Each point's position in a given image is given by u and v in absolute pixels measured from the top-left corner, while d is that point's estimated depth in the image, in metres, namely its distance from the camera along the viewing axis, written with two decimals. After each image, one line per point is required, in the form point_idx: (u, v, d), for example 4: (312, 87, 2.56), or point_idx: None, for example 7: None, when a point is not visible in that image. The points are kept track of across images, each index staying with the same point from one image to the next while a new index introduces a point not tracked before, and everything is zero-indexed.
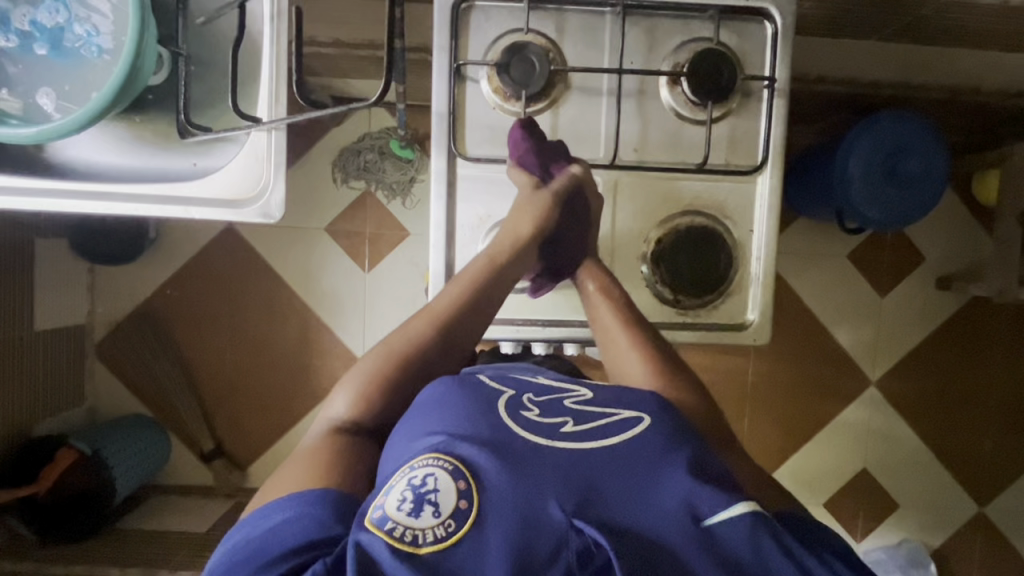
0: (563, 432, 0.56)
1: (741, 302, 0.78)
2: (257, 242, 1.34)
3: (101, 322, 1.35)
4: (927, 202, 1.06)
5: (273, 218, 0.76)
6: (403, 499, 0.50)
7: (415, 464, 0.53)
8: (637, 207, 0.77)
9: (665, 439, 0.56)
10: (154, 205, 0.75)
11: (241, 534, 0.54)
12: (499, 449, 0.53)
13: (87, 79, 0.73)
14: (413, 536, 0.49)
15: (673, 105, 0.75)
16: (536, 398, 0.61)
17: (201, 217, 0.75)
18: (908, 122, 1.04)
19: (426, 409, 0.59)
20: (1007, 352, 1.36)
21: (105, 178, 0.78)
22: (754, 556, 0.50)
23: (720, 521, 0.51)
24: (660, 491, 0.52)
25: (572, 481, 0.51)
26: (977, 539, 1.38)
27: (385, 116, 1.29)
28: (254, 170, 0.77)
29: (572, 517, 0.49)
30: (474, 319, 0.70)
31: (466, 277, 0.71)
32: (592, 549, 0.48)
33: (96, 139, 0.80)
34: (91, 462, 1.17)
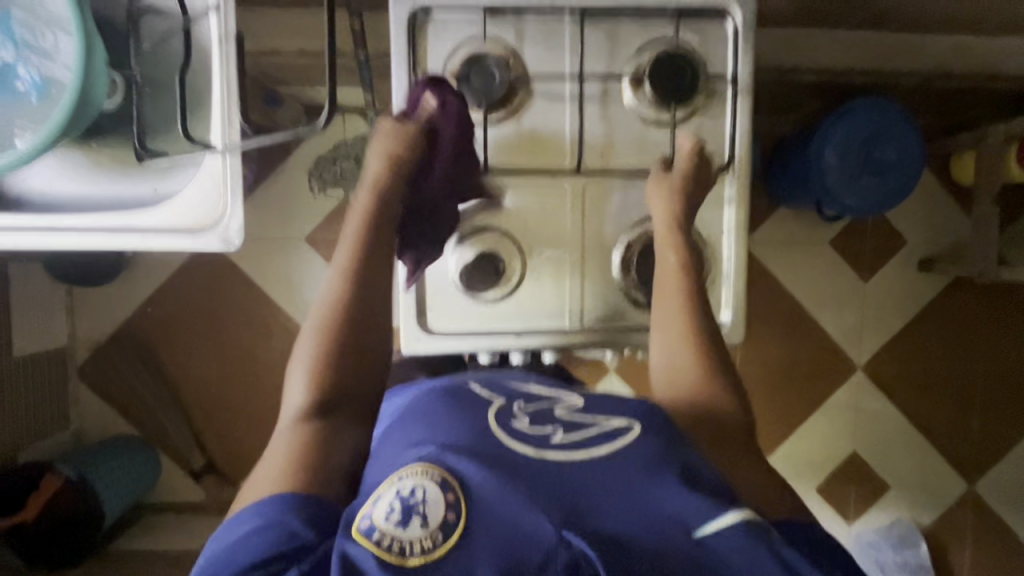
0: (553, 442, 0.56)
1: (715, 302, 0.78)
2: (236, 257, 1.33)
3: (83, 345, 1.34)
4: (905, 187, 1.06)
5: (233, 245, 0.74)
6: (391, 510, 0.49)
7: (404, 474, 0.52)
8: (606, 211, 0.77)
9: (657, 448, 0.55)
10: (111, 235, 0.74)
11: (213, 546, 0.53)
12: (487, 460, 0.53)
13: (33, 113, 0.72)
14: (401, 547, 0.48)
15: (637, 107, 0.75)
16: (527, 407, 0.62)
17: (160, 246, 0.74)
18: (875, 108, 1.04)
19: (419, 419, 0.61)
20: (990, 330, 1.38)
21: (66, 209, 0.78)
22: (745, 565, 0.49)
23: (713, 530, 0.50)
24: (651, 500, 0.51)
25: (559, 493, 0.51)
26: (967, 517, 1.40)
27: (359, 122, 1.28)
28: (212, 196, 0.75)
29: (560, 529, 0.48)
30: (387, 264, 0.69)
31: (358, 229, 0.69)
32: (582, 562, 0.47)
33: (56, 166, 0.79)
34: (79, 488, 1.15)
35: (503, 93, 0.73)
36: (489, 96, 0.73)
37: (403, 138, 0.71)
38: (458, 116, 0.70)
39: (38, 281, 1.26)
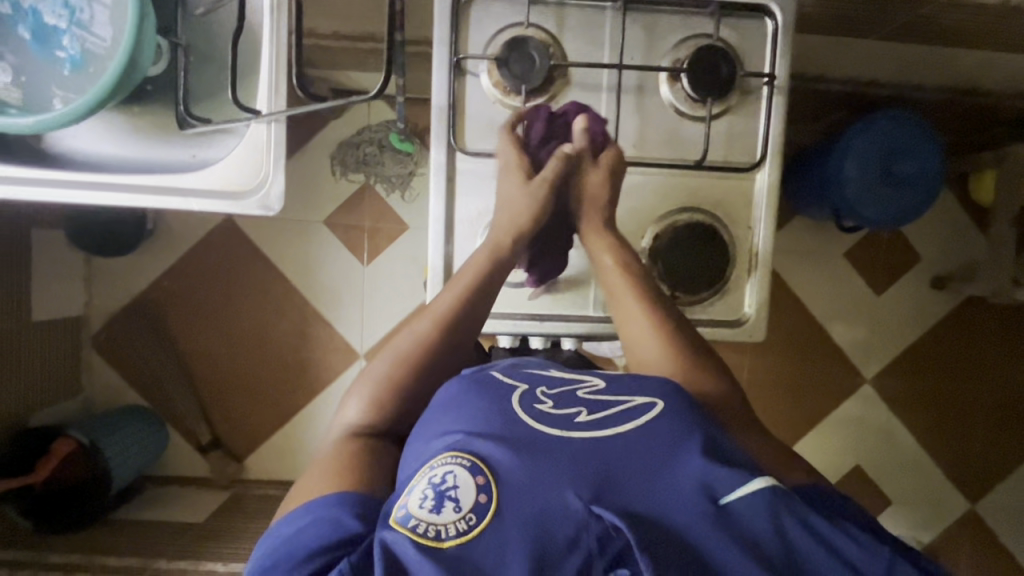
0: (577, 422, 0.57)
1: (739, 297, 0.79)
2: (254, 235, 1.34)
3: (98, 314, 1.35)
4: (925, 200, 1.06)
5: (272, 211, 0.77)
6: (425, 497, 0.50)
7: (435, 463, 0.53)
8: (634, 206, 0.78)
9: (678, 423, 0.56)
10: (154, 196, 0.75)
11: (271, 541, 0.54)
12: (514, 441, 0.53)
13: (68, 85, 0.74)
14: (435, 531, 0.48)
15: (673, 100, 0.76)
16: (551, 391, 0.62)
17: (201, 208, 0.77)
18: (909, 122, 1.05)
19: (444, 408, 0.59)
20: (1000, 350, 1.38)
21: (105, 168, 0.80)
22: (776, 534, 0.49)
23: (738, 498, 0.51)
24: (676, 473, 0.52)
25: (588, 470, 0.51)
26: (968, 536, 1.39)
27: (385, 109, 1.29)
28: (254, 161, 0.78)
29: (588, 504, 0.49)
30: (476, 320, 0.71)
31: (466, 273, 0.72)
32: (612, 534, 0.47)
33: (97, 129, 0.81)
34: (87, 453, 1.16)
35: (542, 79, 0.74)
36: (528, 81, 0.74)
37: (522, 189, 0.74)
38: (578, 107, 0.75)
39: (57, 248, 1.27)
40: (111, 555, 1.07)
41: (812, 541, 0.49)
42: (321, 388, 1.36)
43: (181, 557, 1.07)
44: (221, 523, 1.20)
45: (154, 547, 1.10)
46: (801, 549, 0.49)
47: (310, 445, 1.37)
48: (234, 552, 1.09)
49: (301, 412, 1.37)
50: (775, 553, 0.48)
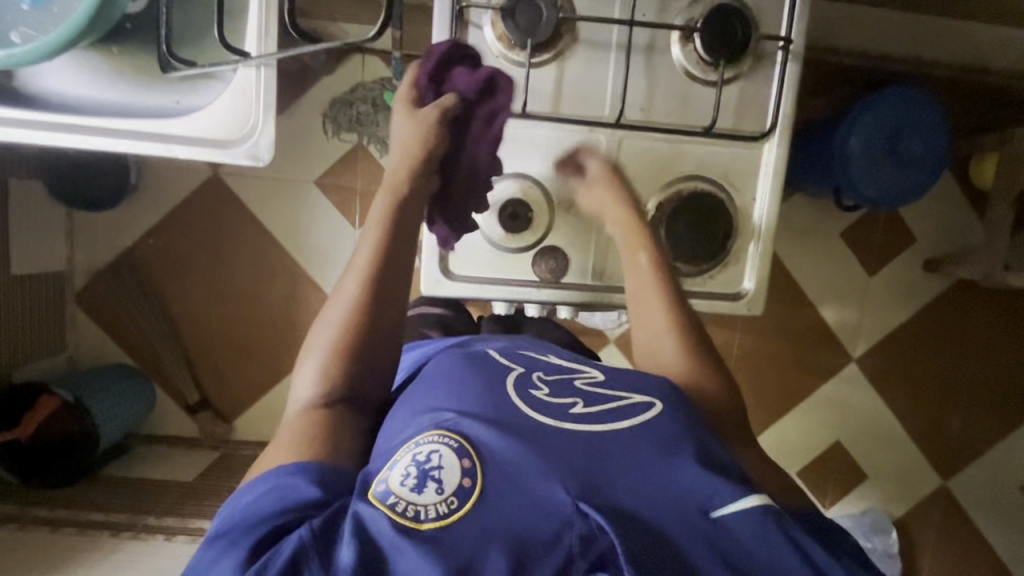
0: (572, 413, 0.57)
1: (738, 271, 0.78)
2: (243, 193, 1.30)
3: (81, 270, 1.31)
4: (925, 181, 1.05)
5: (262, 161, 0.76)
6: (407, 475, 0.50)
7: (421, 440, 0.52)
8: (638, 173, 0.77)
9: (676, 426, 0.56)
10: (137, 141, 0.73)
11: (231, 506, 0.54)
12: (508, 428, 0.53)
13: (26, 23, 0.69)
14: (415, 511, 0.48)
15: (684, 63, 0.74)
16: (546, 376, 0.62)
17: (185, 156, 0.74)
18: (904, 96, 1.03)
19: (441, 386, 0.60)
20: (984, 335, 1.40)
21: (81, 111, 0.76)
22: (761, 549, 0.49)
23: (731, 512, 0.51)
24: (667, 476, 0.52)
25: (577, 466, 0.51)
26: (940, 513, 1.43)
27: (380, 66, 1.24)
28: (243, 109, 0.76)
29: (576, 500, 0.49)
30: (406, 263, 0.68)
31: (379, 221, 0.68)
32: (595, 534, 0.47)
33: (73, 69, 0.78)
34: (74, 410, 1.15)
35: (548, 34, 0.72)
36: (534, 35, 0.72)
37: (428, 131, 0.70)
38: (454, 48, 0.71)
39: (37, 199, 1.22)
40: (97, 510, 1.06)
41: (798, 560, 0.50)
42: None
43: (169, 515, 1.07)
44: (209, 481, 1.19)
45: (141, 504, 1.09)
46: (785, 563, 0.49)
47: None
48: None
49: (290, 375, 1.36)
50: (762, 567, 0.49)
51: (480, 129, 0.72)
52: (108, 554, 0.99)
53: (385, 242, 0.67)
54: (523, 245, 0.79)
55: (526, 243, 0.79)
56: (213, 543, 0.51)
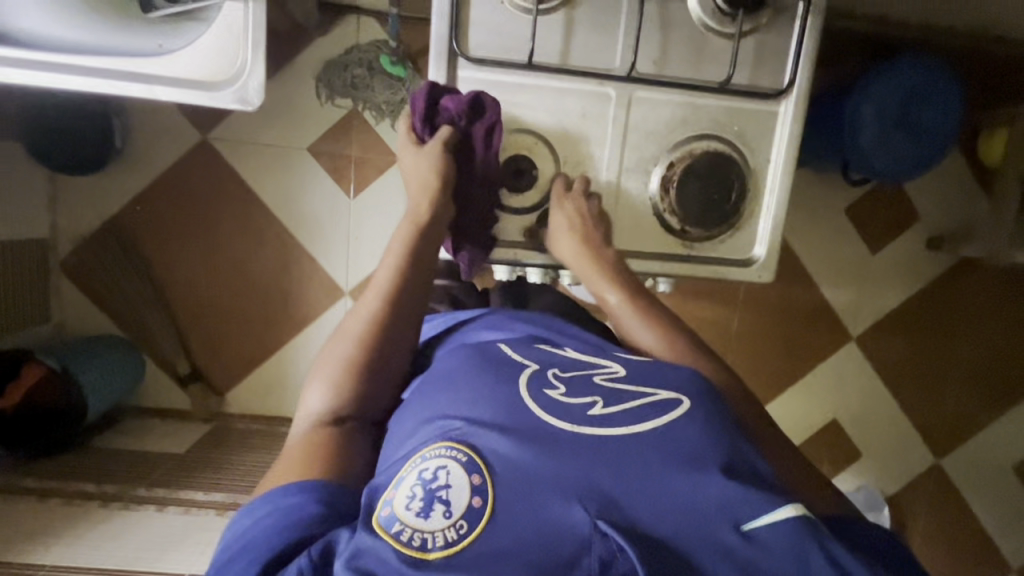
0: (590, 416, 0.51)
1: (749, 236, 0.77)
2: (233, 158, 1.25)
3: (66, 237, 1.27)
4: (936, 154, 1.03)
5: (251, 104, 0.73)
6: (412, 497, 0.46)
7: (427, 454, 0.49)
8: (648, 131, 0.74)
9: (704, 428, 0.50)
10: (117, 79, 0.69)
11: (234, 532, 0.52)
12: (522, 436, 0.49)
13: None
14: (421, 540, 0.44)
15: (701, 14, 0.71)
16: (563, 373, 0.56)
17: (167, 98, 0.71)
18: (921, 69, 0.99)
19: (445, 387, 0.56)
20: (984, 314, 1.39)
21: (59, 49, 0.73)
22: (797, 566, 0.43)
23: (765, 524, 0.45)
24: (692, 486, 0.46)
25: (595, 479, 0.46)
26: (932, 491, 1.44)
27: (376, 28, 1.19)
28: (229, 49, 0.73)
29: (595, 518, 0.44)
30: (423, 288, 0.68)
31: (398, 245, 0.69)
32: (615, 555, 0.43)
33: (52, 12, 0.76)
34: (59, 379, 1.12)
35: None
36: None
37: (438, 159, 0.71)
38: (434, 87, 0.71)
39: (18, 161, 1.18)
40: (87, 480, 1.05)
41: None
42: (304, 324, 1.33)
43: (160, 486, 1.05)
44: (201, 453, 1.18)
45: (131, 475, 1.07)
46: None
47: (293, 381, 1.35)
48: (217, 482, 1.08)
49: (283, 348, 1.34)
50: None
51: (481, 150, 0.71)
52: (95, 523, 0.97)
53: (405, 264, 0.67)
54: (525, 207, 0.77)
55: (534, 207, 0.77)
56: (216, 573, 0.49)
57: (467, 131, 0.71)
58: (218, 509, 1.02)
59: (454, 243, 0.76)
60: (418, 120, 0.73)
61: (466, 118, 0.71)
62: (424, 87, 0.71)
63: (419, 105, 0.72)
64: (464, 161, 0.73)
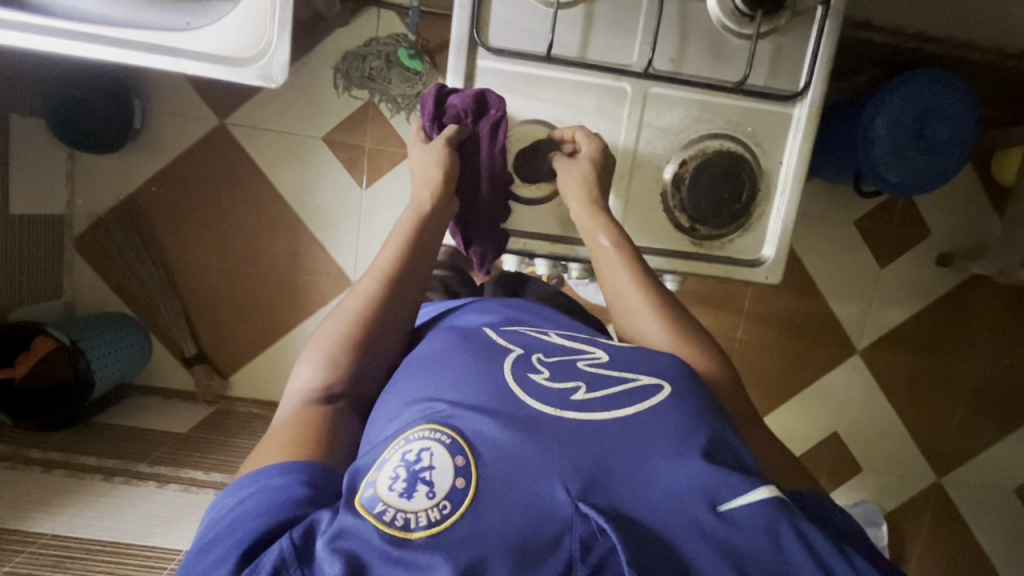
0: (573, 400, 0.51)
1: (758, 237, 0.77)
2: (249, 145, 1.27)
3: (83, 214, 1.29)
4: (950, 168, 1.03)
5: (274, 81, 0.74)
6: (395, 478, 0.46)
7: (410, 436, 0.49)
8: (662, 129, 0.75)
9: (685, 411, 0.51)
10: (141, 52, 0.71)
11: (217, 513, 0.51)
12: (506, 419, 0.49)
13: None
14: (404, 519, 0.44)
15: (720, 15, 0.71)
16: (547, 358, 0.57)
17: (194, 71, 0.72)
18: (941, 82, 0.99)
19: (430, 370, 0.56)
20: (990, 333, 1.38)
21: (90, 22, 0.75)
22: (771, 546, 0.44)
23: (739, 505, 0.46)
24: (671, 470, 0.47)
25: (578, 461, 0.46)
26: (933, 510, 1.43)
27: (395, 21, 1.20)
28: (256, 27, 0.74)
29: (576, 501, 0.44)
30: (421, 278, 0.69)
31: (397, 233, 0.69)
32: (596, 537, 0.43)
33: None
34: (69, 353, 1.14)
35: None
36: None
37: (441, 156, 0.72)
38: (441, 85, 0.73)
39: (38, 139, 1.20)
40: (90, 456, 1.06)
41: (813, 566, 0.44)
42: (310, 312, 1.34)
43: (161, 464, 1.06)
44: (202, 434, 1.19)
45: (134, 453, 1.08)
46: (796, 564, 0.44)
47: None
48: (217, 464, 1.09)
49: (288, 334, 1.35)
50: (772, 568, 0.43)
51: (487, 145, 0.73)
52: (97, 496, 0.98)
53: (405, 251, 0.68)
54: (534, 197, 0.78)
55: (542, 198, 0.78)
56: (200, 551, 0.48)
57: (472, 130, 0.73)
58: (219, 489, 1.03)
59: (465, 237, 0.77)
60: (425, 119, 0.74)
61: (472, 118, 0.72)
62: (432, 88, 0.73)
63: (428, 104, 0.74)
64: (468, 155, 0.74)
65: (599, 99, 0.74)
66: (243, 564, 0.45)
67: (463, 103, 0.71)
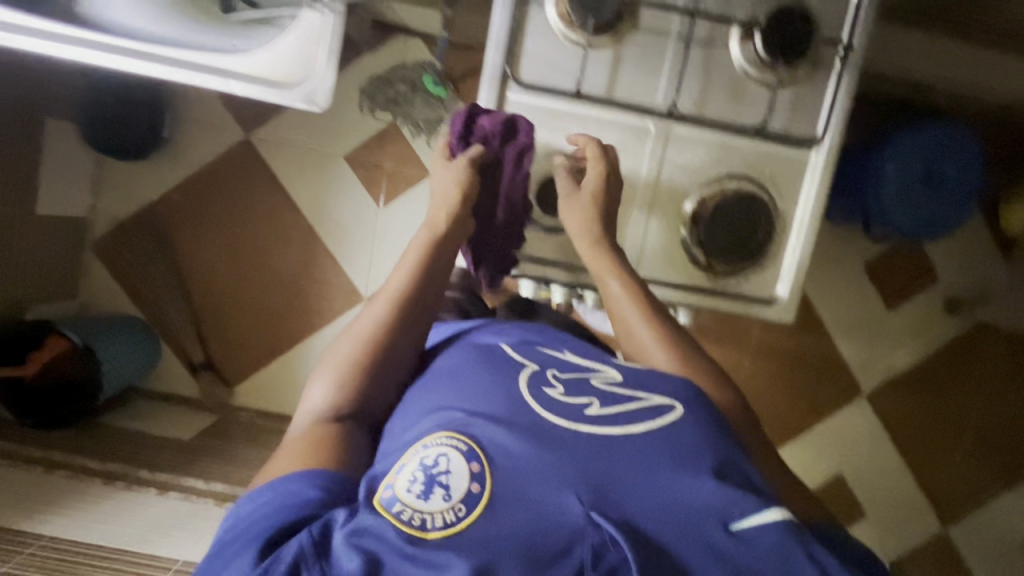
0: (587, 415, 0.51)
1: (773, 275, 0.79)
2: (272, 159, 1.30)
3: (103, 218, 1.31)
4: (956, 216, 1.05)
5: (317, 106, 0.77)
6: (413, 480, 0.47)
7: (428, 442, 0.49)
8: (684, 166, 0.77)
9: (698, 431, 0.51)
10: (194, 71, 0.74)
11: (234, 517, 0.53)
12: (520, 428, 0.50)
13: None
14: (421, 520, 0.45)
15: (742, 61, 0.74)
16: (562, 374, 0.57)
17: (241, 92, 0.75)
18: (947, 132, 1.02)
19: (449, 380, 0.58)
20: (997, 381, 1.38)
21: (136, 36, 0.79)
22: (780, 567, 0.44)
23: (750, 526, 0.46)
24: (683, 487, 0.47)
25: (591, 471, 0.47)
26: (937, 560, 1.40)
27: (422, 49, 1.25)
28: (303, 54, 0.78)
29: (588, 509, 0.45)
30: (433, 295, 0.70)
31: (411, 253, 0.71)
32: (607, 546, 0.44)
33: None
34: (83, 354, 1.17)
35: (610, 15, 0.72)
36: (597, 14, 0.71)
37: (461, 177, 0.74)
38: (473, 105, 0.75)
39: (68, 143, 1.24)
40: (91, 458, 1.05)
41: None
42: (319, 325, 1.35)
43: (161, 472, 1.06)
44: (203, 442, 1.18)
45: (135, 458, 1.08)
46: None
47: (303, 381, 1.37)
48: (217, 473, 1.08)
49: (295, 346, 1.36)
50: None
51: (511, 171, 0.75)
52: (96, 499, 0.97)
53: (418, 269, 0.69)
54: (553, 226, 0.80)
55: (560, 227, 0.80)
56: (217, 552, 0.50)
57: (497, 152, 0.75)
58: (218, 500, 1.02)
59: (475, 258, 0.80)
60: (452, 138, 0.77)
61: (499, 139, 0.74)
62: (463, 109, 0.76)
63: (456, 124, 0.76)
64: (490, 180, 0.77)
65: (622, 134, 0.76)
66: (264, 557, 0.47)
67: (494, 125, 0.74)
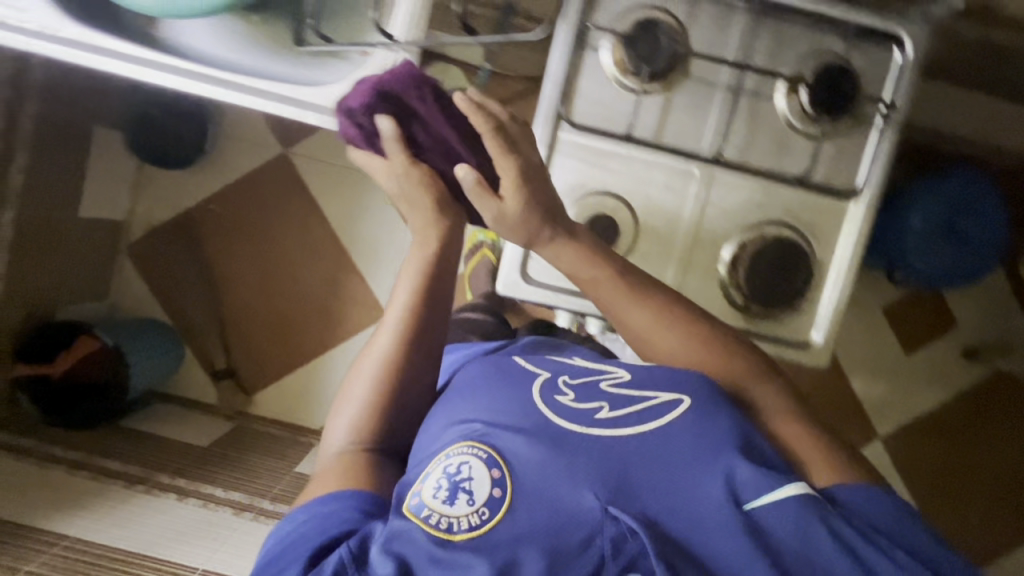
0: (597, 418, 0.54)
1: (808, 321, 0.80)
2: (308, 175, 1.34)
3: (140, 223, 1.35)
4: (978, 265, 1.06)
5: None
6: (438, 487, 0.51)
7: (450, 451, 0.53)
8: (727, 210, 0.79)
9: (706, 421, 0.53)
10: (275, 101, 0.78)
11: (273, 535, 0.56)
12: (534, 435, 0.53)
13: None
14: (447, 523, 0.50)
15: (787, 113, 0.77)
16: (572, 380, 0.59)
17: (317, 123, 0.78)
18: (964, 180, 1.05)
19: (466, 389, 0.60)
20: (1016, 431, 1.37)
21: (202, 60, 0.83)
22: (801, 539, 0.48)
23: (766, 504, 0.49)
24: (698, 477, 0.50)
25: (603, 472, 0.50)
26: None
27: None
28: None
29: (605, 505, 0.49)
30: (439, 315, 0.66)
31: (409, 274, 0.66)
32: (626, 537, 0.48)
33: (217, 34, 0.89)
34: (111, 355, 1.18)
35: (665, 64, 0.75)
36: (652, 63, 0.75)
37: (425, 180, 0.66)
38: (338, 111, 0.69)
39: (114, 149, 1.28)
40: (113, 460, 1.06)
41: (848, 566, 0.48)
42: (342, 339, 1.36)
43: (181, 477, 1.06)
44: (222, 450, 1.19)
45: (156, 462, 1.09)
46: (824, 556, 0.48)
47: (321, 393, 1.38)
48: (236, 482, 1.09)
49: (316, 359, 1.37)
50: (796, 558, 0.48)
51: (427, 113, 0.69)
52: (118, 502, 0.97)
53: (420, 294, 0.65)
54: None
55: None
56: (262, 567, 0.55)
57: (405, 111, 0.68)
58: (236, 509, 1.02)
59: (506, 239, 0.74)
60: (358, 141, 0.68)
61: (385, 103, 0.68)
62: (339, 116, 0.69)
63: (351, 129, 0.68)
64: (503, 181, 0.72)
65: (664, 173, 0.78)
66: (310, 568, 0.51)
67: (369, 98, 0.68)
